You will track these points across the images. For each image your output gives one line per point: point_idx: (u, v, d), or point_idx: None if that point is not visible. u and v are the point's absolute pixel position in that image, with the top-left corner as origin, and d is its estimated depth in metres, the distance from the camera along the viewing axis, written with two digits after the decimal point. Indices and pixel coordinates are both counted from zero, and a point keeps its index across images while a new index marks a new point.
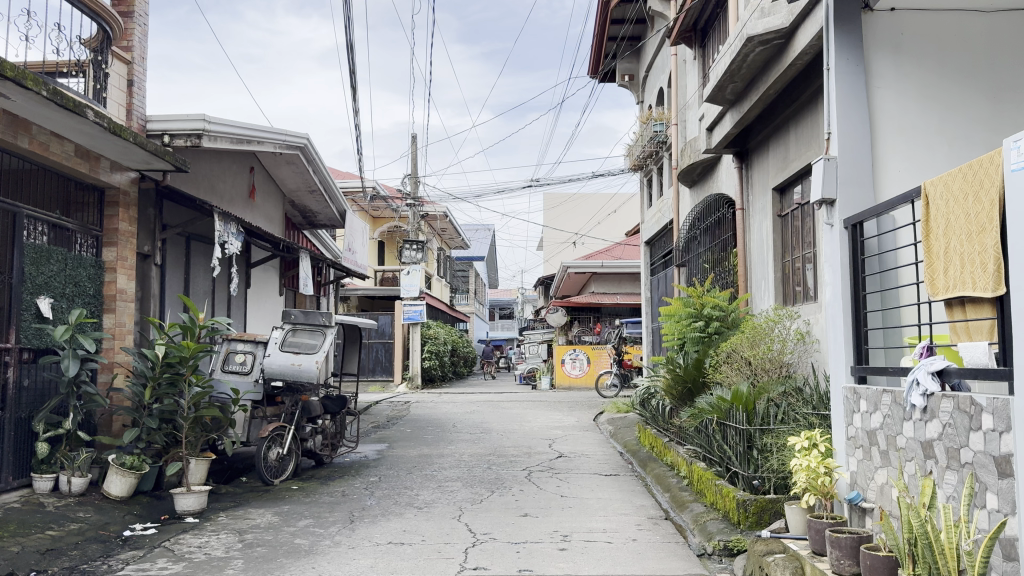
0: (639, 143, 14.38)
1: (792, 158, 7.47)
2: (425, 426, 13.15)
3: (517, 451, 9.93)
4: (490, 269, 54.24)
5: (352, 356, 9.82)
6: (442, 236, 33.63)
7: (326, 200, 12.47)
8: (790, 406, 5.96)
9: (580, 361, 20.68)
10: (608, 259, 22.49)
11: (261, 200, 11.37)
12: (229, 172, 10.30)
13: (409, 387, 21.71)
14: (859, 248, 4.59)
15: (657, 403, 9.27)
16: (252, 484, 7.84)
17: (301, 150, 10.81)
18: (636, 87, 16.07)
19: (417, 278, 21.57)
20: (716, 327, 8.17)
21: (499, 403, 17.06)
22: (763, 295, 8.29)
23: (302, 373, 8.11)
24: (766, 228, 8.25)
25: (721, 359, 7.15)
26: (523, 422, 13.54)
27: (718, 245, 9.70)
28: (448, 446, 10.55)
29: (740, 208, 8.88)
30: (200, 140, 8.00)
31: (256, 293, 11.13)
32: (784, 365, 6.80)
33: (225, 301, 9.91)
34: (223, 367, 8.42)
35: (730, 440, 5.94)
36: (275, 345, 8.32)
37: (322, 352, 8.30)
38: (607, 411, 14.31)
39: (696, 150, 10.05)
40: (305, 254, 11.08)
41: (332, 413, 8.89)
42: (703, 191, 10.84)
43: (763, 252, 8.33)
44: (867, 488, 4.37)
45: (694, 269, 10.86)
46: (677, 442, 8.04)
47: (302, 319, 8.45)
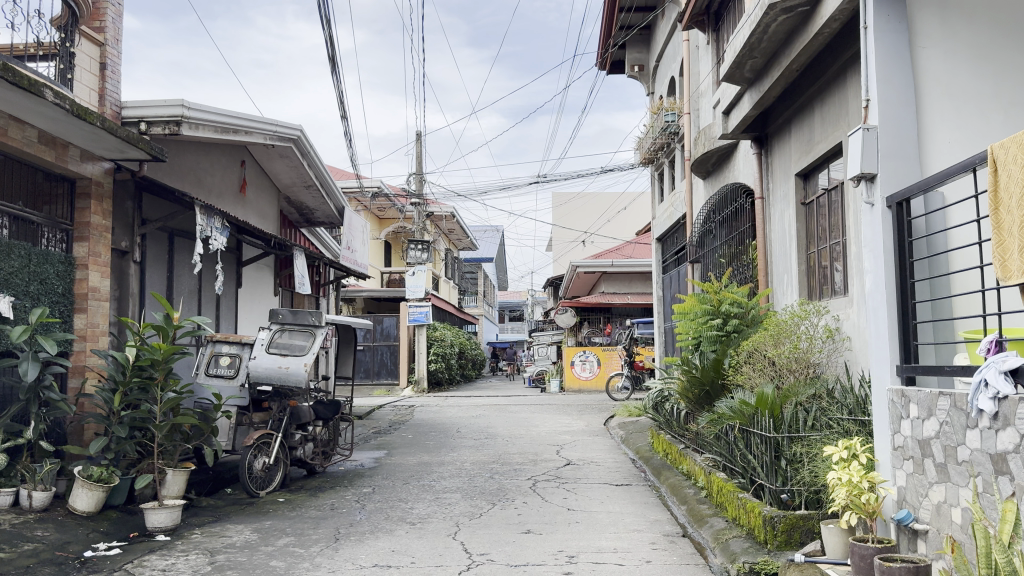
0: (650, 135, 13.78)
1: (817, 139, 6.87)
2: (429, 432, 12.57)
3: (522, 459, 9.34)
4: (500, 271, 53.73)
5: (347, 358, 9.28)
6: (449, 236, 33.14)
7: (323, 197, 11.94)
8: (821, 411, 5.35)
9: (590, 363, 20.06)
10: (618, 258, 21.89)
11: (253, 195, 10.85)
12: (217, 165, 9.77)
13: (415, 390, 21.15)
14: (907, 230, 4.00)
15: (671, 407, 8.68)
16: (236, 496, 7.31)
17: (295, 142, 10.32)
18: (646, 78, 15.48)
19: (422, 278, 21.03)
20: (735, 325, 7.58)
21: (506, 407, 16.49)
22: (786, 290, 7.69)
23: (290, 377, 7.59)
24: (789, 217, 7.64)
25: (742, 360, 6.55)
26: (531, 426, 12.95)
27: (736, 238, 9.10)
28: (450, 454, 9.98)
29: (759, 197, 8.27)
30: (179, 128, 7.45)
31: (248, 292, 10.60)
32: (813, 365, 6.20)
33: (213, 300, 9.39)
34: (207, 371, 7.88)
35: (755, 450, 5.34)
36: (262, 347, 7.77)
37: (313, 353, 7.78)
38: (618, 415, 13.70)
39: (712, 138, 9.42)
40: (299, 252, 10.54)
41: (325, 420, 8.35)
42: (718, 182, 10.24)
43: (785, 244, 7.72)
44: (919, 507, 3.78)
45: (710, 264, 10.24)
46: (695, 449, 7.45)
47: (291, 319, 7.93)
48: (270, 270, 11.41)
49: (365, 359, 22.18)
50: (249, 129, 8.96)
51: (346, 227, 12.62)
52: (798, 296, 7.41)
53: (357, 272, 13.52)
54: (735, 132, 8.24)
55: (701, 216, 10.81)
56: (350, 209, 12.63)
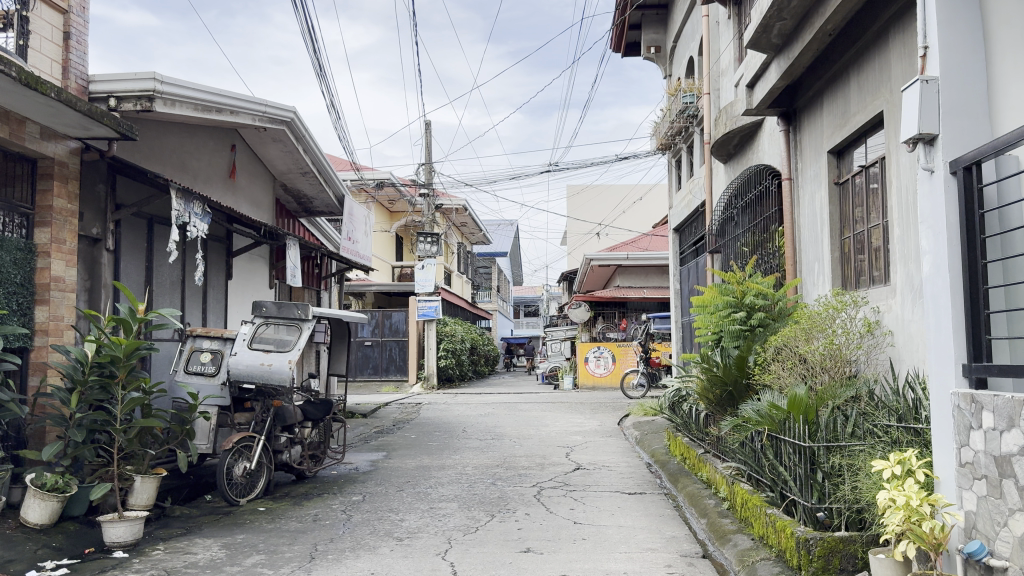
0: (667, 119, 13.05)
1: (854, 110, 6.16)
2: (433, 431, 11.93)
3: (529, 463, 8.68)
4: (514, 266, 53.07)
5: (340, 355, 8.67)
6: (462, 230, 32.54)
7: (321, 185, 11.34)
8: (864, 416, 4.66)
9: (605, 359, 19.37)
10: (634, 251, 21.16)
11: (244, 181, 10.26)
12: (203, 148, 9.20)
13: (425, 387, 20.56)
14: (977, 201, 3.31)
15: (690, 408, 8.00)
16: (213, 504, 6.75)
17: (288, 125, 9.76)
18: (663, 61, 14.73)
19: (432, 272, 20.42)
20: (760, 319, 6.89)
21: (516, 405, 15.82)
22: (818, 280, 6.98)
23: (273, 375, 6.95)
24: (820, 200, 6.92)
25: (769, 358, 5.86)
26: (541, 426, 12.28)
27: (760, 224, 8.38)
28: (453, 456, 9.33)
29: (787, 178, 7.56)
30: (151, 104, 6.87)
31: (239, 285, 10.03)
32: (850, 365, 5.50)
33: (197, 292, 8.81)
34: (186, 368, 7.30)
35: (787, 461, 4.66)
36: (243, 342, 7.19)
37: (298, 348, 7.16)
38: (633, 414, 13.00)
39: (735, 116, 8.69)
40: (293, 242, 9.95)
41: (314, 420, 7.73)
42: (740, 165, 9.54)
43: (816, 229, 7.01)
44: (995, 538, 3.09)
45: (732, 254, 9.50)
46: (715, 455, 6.77)
47: (276, 313, 7.38)
48: (264, 261, 10.82)
49: (374, 355, 21.58)
50: (233, 108, 8.37)
51: (346, 216, 12.00)
52: (830, 287, 6.70)
53: (358, 264, 12.91)
54: (760, 107, 7.53)
55: (722, 203, 10.11)
56: (350, 197, 12.02)
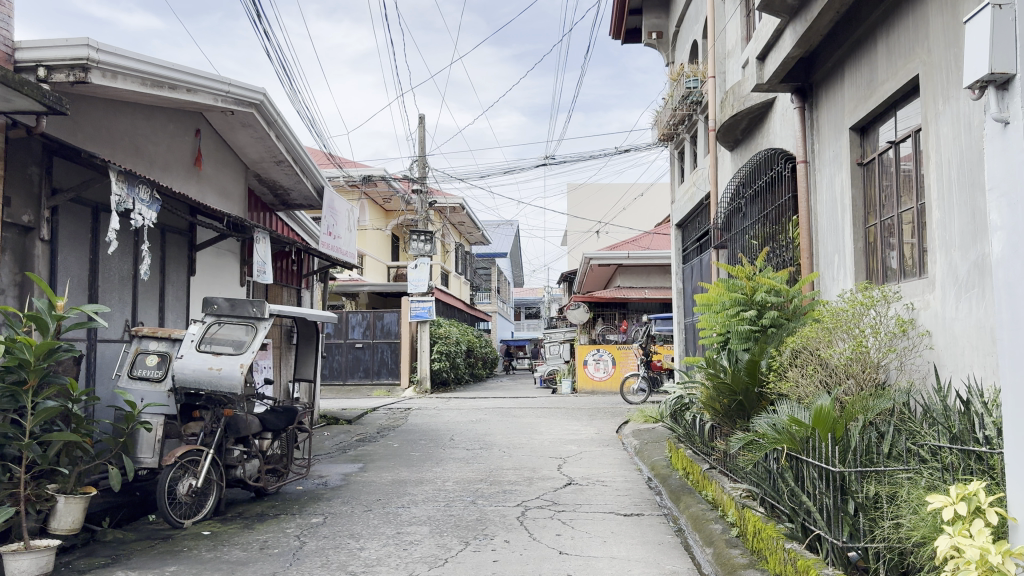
0: (668, 107, 12.26)
1: (881, 77, 5.37)
2: (417, 440, 11.14)
3: (516, 477, 7.88)
4: (515, 267, 52.34)
5: (308, 359, 7.81)
6: (460, 229, 31.77)
7: (297, 175, 10.58)
8: (907, 436, 3.86)
9: (605, 362, 18.58)
10: (636, 250, 20.37)
11: (211, 169, 9.51)
12: (161, 131, 8.43)
13: (417, 391, 19.78)
14: None
15: (693, 418, 7.21)
16: (154, 527, 5.97)
17: (257, 107, 9.05)
18: (665, 47, 13.95)
19: (425, 272, 19.65)
20: (772, 318, 6.13)
21: (510, 411, 15.01)
22: (838, 275, 6.19)
23: (223, 381, 6.17)
24: (840, 183, 6.13)
25: (784, 363, 5.06)
26: (534, 434, 11.47)
27: (771, 215, 7.59)
28: (434, 469, 8.53)
29: (802, 161, 6.77)
30: (86, 75, 6.09)
31: (204, 283, 9.27)
32: (879, 373, 4.71)
33: (150, 289, 8.05)
34: (130, 373, 6.53)
35: (811, 487, 3.89)
36: (192, 344, 6.41)
37: (251, 351, 6.39)
38: (633, 421, 12.20)
39: (744, 96, 7.95)
40: (262, 234, 9.20)
41: (274, 431, 6.94)
42: (748, 152, 8.76)
43: (836, 218, 6.21)
44: None
45: (739, 247, 8.71)
46: (723, 473, 5.97)
47: (229, 311, 6.63)
48: (234, 257, 10.04)
49: (365, 358, 20.79)
50: (189, 85, 7.60)
51: (326, 209, 11.23)
52: (852, 282, 5.91)
53: (340, 262, 12.13)
54: (772, 81, 6.73)
55: (727, 194, 9.34)
56: (330, 189, 11.27)
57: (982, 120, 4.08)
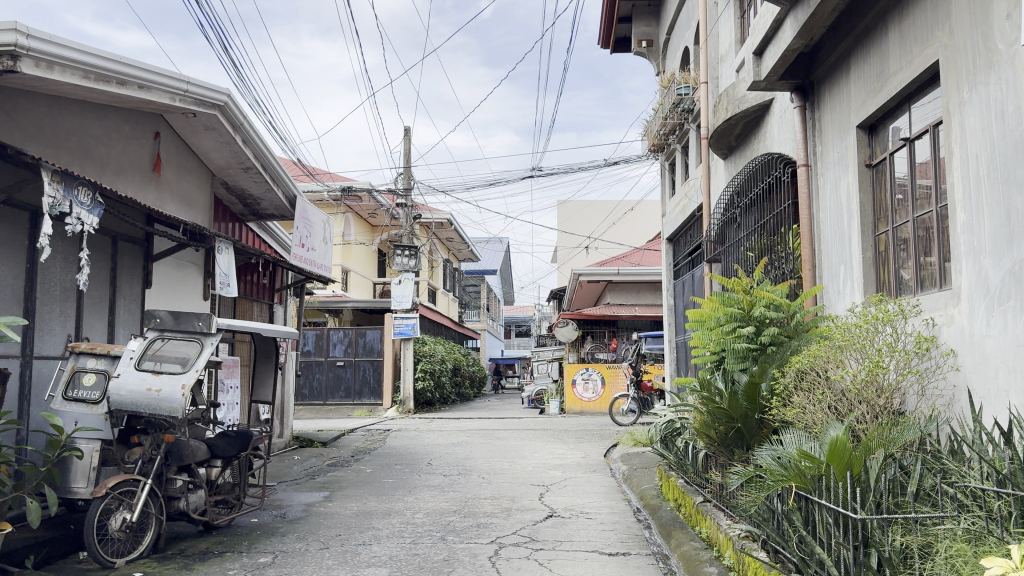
0: (659, 116, 11.73)
1: (895, 67, 4.85)
2: (393, 464, 10.48)
3: (492, 509, 7.22)
4: (505, 284, 51.77)
5: (266, 379, 7.19)
6: (448, 246, 31.21)
7: (266, 183, 9.99)
8: (940, 479, 3.28)
9: (594, 382, 17.97)
10: (626, 266, 19.81)
11: (172, 175, 8.90)
12: (116, 133, 7.83)
13: (399, 412, 19.08)
14: None
15: (685, 444, 6.60)
16: (80, 568, 5.30)
17: (221, 109, 8.48)
18: (655, 56, 13.44)
19: (410, 288, 19.02)
20: (772, 337, 5.59)
21: (494, 432, 14.35)
22: (845, 289, 5.62)
23: (162, 405, 5.54)
24: (846, 188, 5.60)
25: (788, 386, 4.47)
26: (517, 458, 10.82)
27: (769, 225, 7.04)
28: (405, 498, 7.86)
29: (803, 165, 6.23)
30: (15, 63, 5.49)
31: (161, 296, 8.62)
32: (897, 399, 4.13)
33: (96, 301, 7.40)
34: (65, 394, 5.87)
35: (824, 535, 3.32)
36: (130, 362, 5.77)
37: (195, 369, 5.74)
38: (621, 444, 11.58)
39: (740, 97, 7.45)
40: (224, 244, 8.58)
41: (224, 458, 6.33)
42: (742, 159, 8.25)
43: (842, 225, 5.67)
44: None
45: (733, 260, 8.16)
46: (718, 508, 5.36)
47: (172, 325, 5.97)
48: (196, 269, 9.41)
49: (346, 376, 20.10)
50: (141, 81, 7.01)
51: (298, 219, 10.65)
52: (861, 296, 5.35)
53: (315, 276, 11.53)
54: (771, 77, 6.20)
55: (721, 205, 8.81)
56: (302, 198, 10.70)
57: (1020, 107, 3.54)
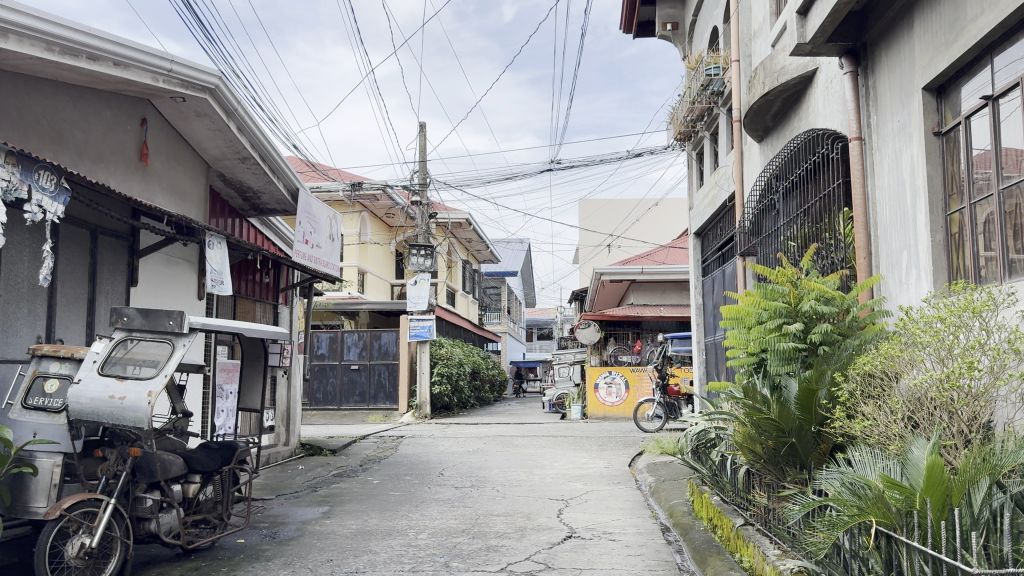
0: (685, 101, 10.95)
1: (975, 13, 4.07)
2: (403, 475, 9.79)
3: (505, 528, 6.49)
4: (526, 286, 51.05)
5: (255, 385, 6.53)
6: (467, 247, 30.57)
7: (265, 174, 9.37)
8: None
9: (617, 386, 17.18)
10: (649, 265, 19.01)
11: (162, 165, 8.32)
12: (96, 118, 7.24)
13: (415, 416, 18.45)
14: None
15: (721, 456, 5.85)
16: None
17: (212, 93, 7.87)
18: (681, 39, 12.65)
19: (425, 289, 18.34)
20: (823, 335, 4.85)
21: (512, 439, 13.62)
22: (908, 281, 4.85)
23: (125, 415, 4.91)
24: (909, 161, 4.82)
25: (853, 393, 3.70)
26: (535, 468, 10.10)
27: (813, 210, 6.27)
28: (409, 515, 7.15)
29: (856, 139, 5.45)
30: None
31: (149, 294, 8.02)
32: (994, 409, 3.35)
33: (70, 300, 6.80)
34: (21, 401, 5.23)
35: None
36: (94, 366, 5.12)
37: (165, 374, 5.08)
38: (647, 452, 10.80)
39: (780, 69, 6.70)
40: (216, 239, 7.95)
41: (204, 473, 5.68)
42: (780, 140, 7.48)
43: (904, 204, 4.89)
44: None
45: (772, 251, 7.38)
46: (761, 533, 4.57)
47: (142, 324, 5.29)
48: (190, 266, 8.79)
49: (361, 380, 19.49)
50: (116, 57, 6.41)
51: (302, 213, 10.01)
52: (931, 286, 4.57)
53: (321, 274, 10.89)
54: (818, 39, 5.41)
55: (756, 192, 8.04)
56: (305, 191, 10.08)
57: None
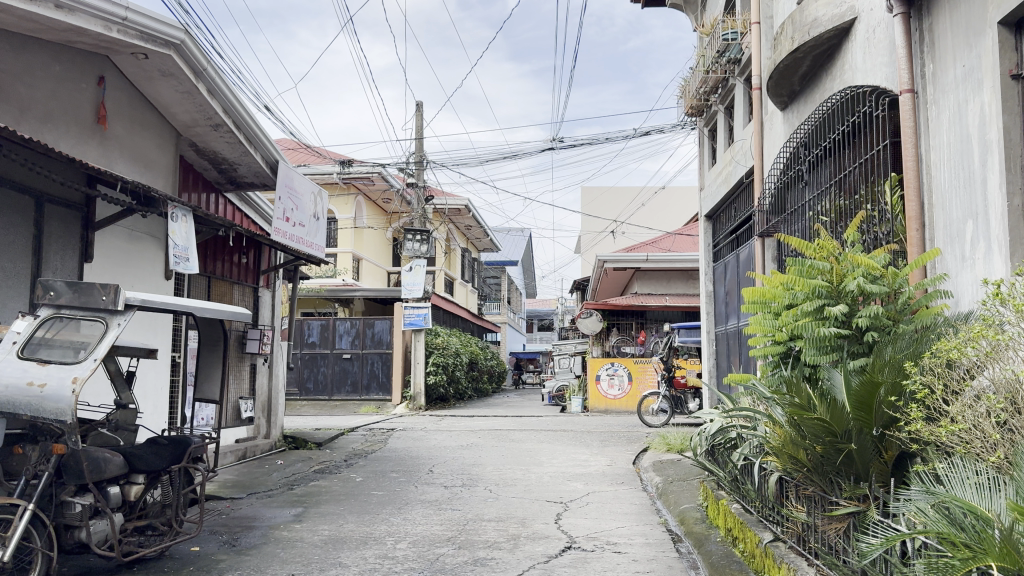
0: (698, 71, 10.15)
1: None
2: (389, 472, 9.06)
3: (496, 537, 5.75)
4: (527, 276, 50.27)
5: (215, 374, 5.77)
6: (467, 235, 29.79)
7: (240, 144, 8.60)
8: None
9: (619, 378, 16.43)
10: (654, 252, 18.28)
11: (123, 131, 7.56)
12: (43, 72, 6.49)
13: (409, 408, 17.73)
14: None
15: (743, 459, 5.08)
16: None
17: (177, 49, 7.11)
18: (693, 8, 11.84)
19: (421, 275, 17.58)
20: (871, 318, 4.09)
21: (508, 432, 12.87)
22: (973, 256, 4.07)
23: (45, 405, 4.17)
24: (977, 111, 4.03)
25: (930, 388, 2.94)
26: (533, 466, 9.36)
27: (852, 179, 5.49)
28: (391, 519, 6.41)
29: (907, 92, 4.68)
30: None
31: (107, 272, 7.27)
32: None
33: (9, 275, 6.05)
34: None
35: None
36: (12, 348, 4.37)
37: (94, 358, 4.33)
38: (653, 449, 10.05)
39: (813, 20, 5.92)
40: (180, 212, 7.18)
41: (149, 473, 4.93)
42: (807, 105, 6.71)
43: (970, 163, 4.10)
44: None
45: (798, 229, 6.60)
46: (796, 553, 3.80)
47: (71, 300, 4.55)
48: (154, 242, 8.01)
49: (354, 370, 18.74)
50: None
51: (282, 188, 9.22)
52: (1005, 260, 3.79)
53: (305, 255, 10.11)
54: None
55: (779, 165, 7.26)
56: (286, 164, 9.30)
57: None
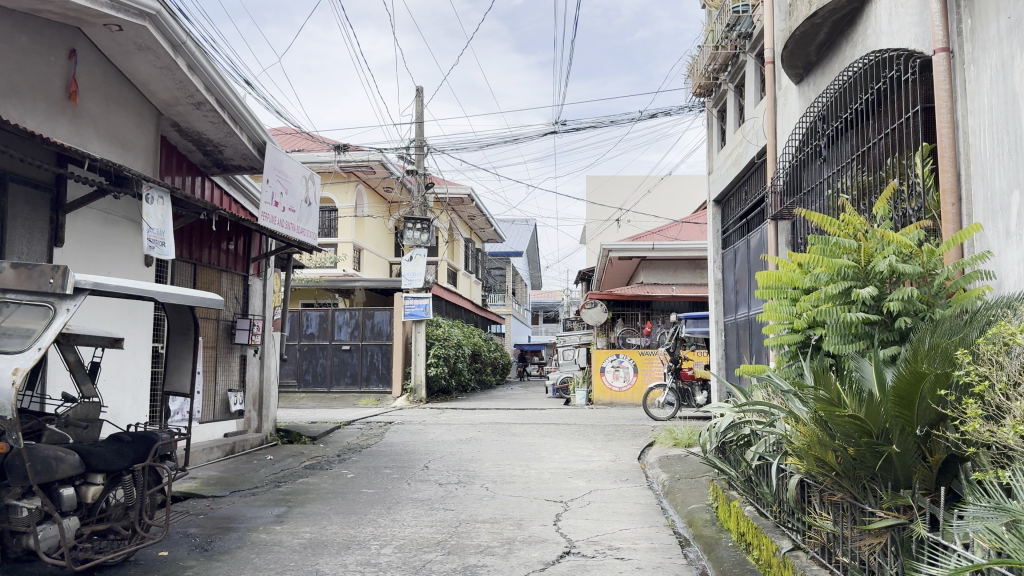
0: (707, 49, 9.66)
1: None
2: (382, 468, 8.64)
3: (489, 541, 5.33)
4: (532, 267, 49.79)
5: (186, 365, 5.37)
6: (470, 225, 29.34)
7: (224, 124, 8.17)
8: None
9: (625, 370, 15.99)
10: (661, 241, 17.79)
11: (98, 108, 7.15)
12: (8, 43, 6.05)
13: (409, 400, 17.34)
14: None
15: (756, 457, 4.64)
16: None
17: (151, 20, 6.69)
18: None
19: (421, 265, 17.15)
20: (904, 301, 3.64)
21: (509, 426, 12.44)
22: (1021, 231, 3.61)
23: None
24: None
25: (987, 380, 2.49)
26: (533, 462, 8.93)
27: (877, 152, 5.03)
28: (379, 521, 6.00)
29: (941, 52, 4.21)
30: None
31: (81, 257, 6.87)
32: None
33: None
34: None
35: None
36: None
37: (38, 347, 3.92)
38: (659, 444, 9.61)
39: None
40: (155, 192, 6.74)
41: (109, 472, 4.53)
42: (824, 76, 6.24)
43: (1017, 126, 3.64)
44: None
45: (815, 208, 6.14)
46: (820, 566, 3.37)
47: (16, 283, 4.14)
48: (132, 226, 7.58)
49: (353, 361, 18.34)
50: None
51: (270, 171, 8.80)
52: None
53: (295, 242, 9.69)
54: None
55: (793, 141, 6.80)
56: (274, 145, 8.87)
57: None
